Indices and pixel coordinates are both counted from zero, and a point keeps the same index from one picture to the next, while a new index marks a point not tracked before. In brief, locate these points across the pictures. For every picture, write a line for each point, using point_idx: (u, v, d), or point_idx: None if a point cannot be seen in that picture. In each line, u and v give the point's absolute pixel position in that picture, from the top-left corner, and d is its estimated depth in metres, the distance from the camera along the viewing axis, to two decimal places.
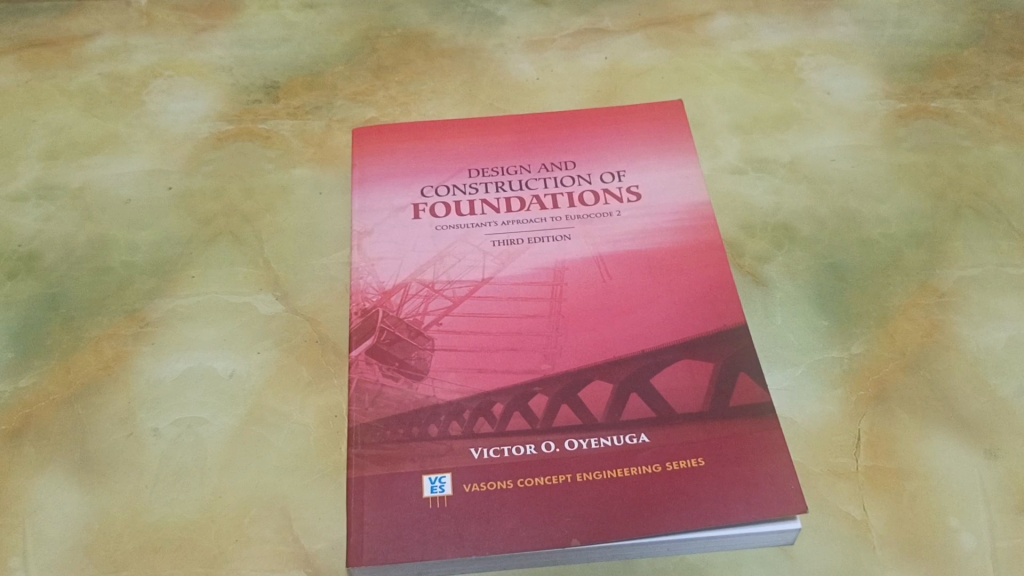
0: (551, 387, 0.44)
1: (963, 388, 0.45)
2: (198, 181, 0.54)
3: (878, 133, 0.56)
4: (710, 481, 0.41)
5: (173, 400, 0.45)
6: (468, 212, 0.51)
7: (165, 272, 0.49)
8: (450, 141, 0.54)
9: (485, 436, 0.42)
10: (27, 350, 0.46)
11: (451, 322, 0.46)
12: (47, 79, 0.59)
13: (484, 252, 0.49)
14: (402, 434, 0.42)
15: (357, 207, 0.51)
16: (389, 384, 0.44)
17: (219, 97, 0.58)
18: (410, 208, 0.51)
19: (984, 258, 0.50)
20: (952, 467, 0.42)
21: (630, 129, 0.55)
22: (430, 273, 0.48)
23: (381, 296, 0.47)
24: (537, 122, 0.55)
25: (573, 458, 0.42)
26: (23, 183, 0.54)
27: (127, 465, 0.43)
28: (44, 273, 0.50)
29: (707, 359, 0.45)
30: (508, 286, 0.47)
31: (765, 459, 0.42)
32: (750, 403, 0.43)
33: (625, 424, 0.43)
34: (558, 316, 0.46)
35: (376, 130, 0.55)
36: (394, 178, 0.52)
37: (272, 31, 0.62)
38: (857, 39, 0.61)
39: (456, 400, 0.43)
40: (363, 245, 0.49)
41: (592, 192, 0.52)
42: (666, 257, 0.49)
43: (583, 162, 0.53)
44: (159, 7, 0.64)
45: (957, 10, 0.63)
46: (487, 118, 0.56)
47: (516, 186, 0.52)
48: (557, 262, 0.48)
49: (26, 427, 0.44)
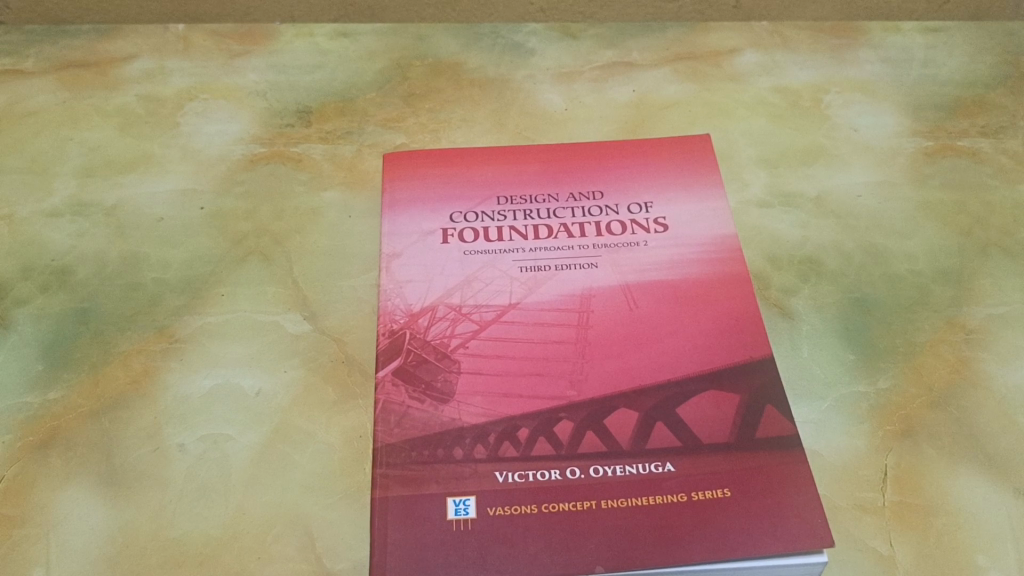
0: (577, 414, 0.44)
1: (990, 426, 0.44)
2: (230, 201, 0.54)
3: (905, 170, 0.56)
4: (735, 513, 0.41)
5: (199, 416, 0.45)
6: (496, 238, 0.51)
7: (195, 290, 0.50)
8: (480, 168, 0.55)
9: (510, 460, 0.42)
10: (57, 362, 0.47)
11: (477, 346, 0.46)
12: (85, 99, 0.61)
13: (511, 278, 0.49)
14: (427, 455, 0.42)
15: (385, 231, 0.52)
16: (415, 406, 0.44)
17: (253, 120, 0.59)
18: (439, 232, 0.51)
19: (1012, 296, 0.49)
20: (979, 505, 0.42)
21: (658, 160, 0.55)
22: (458, 297, 0.48)
23: (409, 318, 0.48)
24: (566, 153, 0.56)
25: (598, 484, 0.41)
26: (57, 199, 0.55)
27: (152, 479, 0.43)
28: (76, 287, 0.50)
29: (733, 390, 0.45)
30: (535, 311, 0.48)
31: (791, 490, 0.41)
32: (776, 436, 0.43)
33: (651, 453, 0.42)
34: (585, 343, 0.46)
35: (407, 156, 0.56)
36: (423, 203, 0.53)
37: (306, 58, 0.63)
38: (883, 77, 0.62)
39: (482, 423, 0.43)
40: (392, 268, 0.50)
41: (619, 222, 0.52)
42: (693, 288, 0.49)
43: (611, 192, 0.53)
44: (197, 32, 0.65)
45: (983, 51, 0.63)
46: (517, 147, 0.57)
47: (544, 214, 0.52)
48: (584, 290, 0.49)
49: (53, 440, 0.44)
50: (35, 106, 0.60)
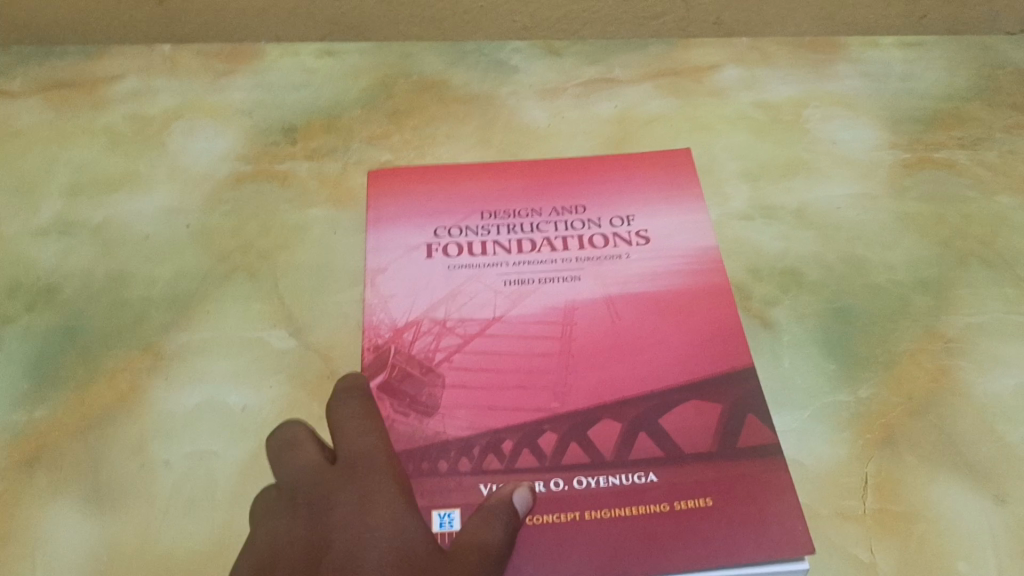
0: (560, 425, 0.44)
1: (970, 434, 0.45)
2: (216, 219, 0.55)
3: (884, 182, 0.57)
4: (718, 521, 0.41)
5: (185, 432, 0.45)
6: (480, 253, 0.52)
7: (181, 307, 0.50)
8: (464, 184, 0.56)
9: (494, 473, 0.43)
10: (44, 380, 0.47)
11: (462, 360, 0.47)
12: (72, 118, 0.61)
13: (495, 291, 0.50)
14: (412, 469, 0.43)
15: (371, 245, 0.52)
16: (400, 420, 0.44)
17: (239, 138, 0.60)
18: (424, 247, 0.52)
19: (990, 305, 0.50)
20: (960, 512, 0.42)
21: (640, 174, 0.56)
22: (442, 311, 0.49)
23: (393, 333, 0.48)
24: (549, 167, 0.57)
25: (582, 496, 0.42)
26: (44, 218, 0.55)
27: (138, 496, 0.43)
28: (63, 305, 0.50)
29: (715, 400, 0.45)
30: (518, 324, 0.48)
31: (774, 498, 0.42)
32: (758, 444, 0.44)
33: (634, 463, 0.43)
34: (568, 355, 0.47)
35: (393, 172, 0.57)
36: (407, 218, 0.53)
37: (293, 77, 0.64)
38: (862, 91, 0.63)
39: (467, 436, 0.44)
40: (376, 284, 0.50)
41: (602, 235, 0.52)
42: (675, 300, 0.49)
43: (594, 206, 0.54)
44: (183, 52, 0.66)
45: (960, 65, 0.64)
46: (501, 162, 0.57)
47: (528, 229, 0.53)
48: (567, 302, 0.49)
49: (39, 457, 0.44)
50: (23, 126, 0.60)
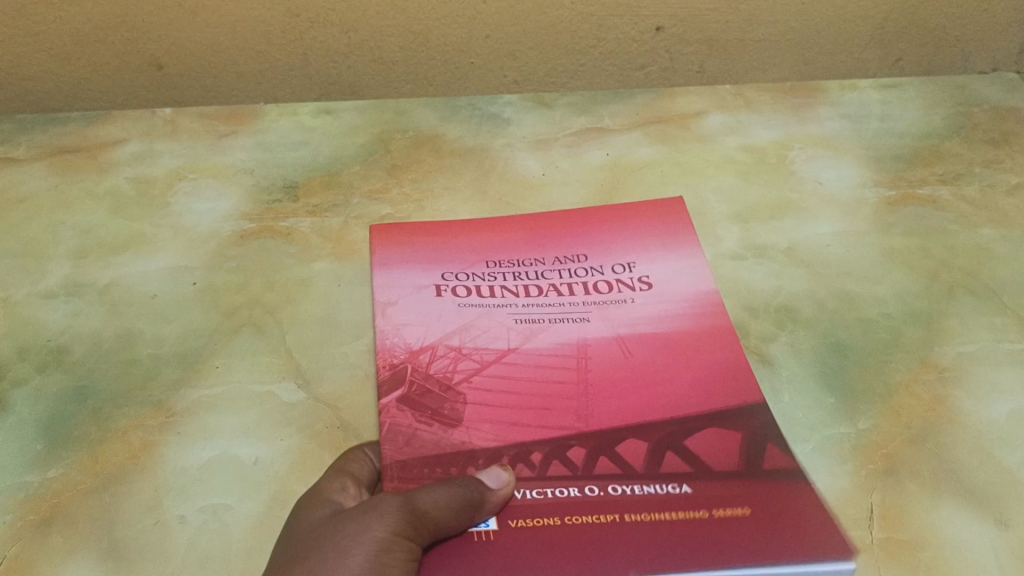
0: (587, 441, 0.45)
1: (969, 461, 0.46)
2: (222, 276, 0.56)
3: (870, 219, 0.59)
4: (748, 529, 0.40)
5: (199, 487, 0.45)
6: (489, 294, 0.53)
7: (190, 363, 0.51)
8: (464, 236, 0.57)
9: (527, 479, 0.43)
10: (56, 441, 0.47)
11: (481, 381, 0.48)
12: (76, 183, 0.62)
13: (507, 328, 0.51)
14: (440, 473, 0.44)
15: (379, 283, 0.55)
16: (424, 429, 0.46)
17: (241, 197, 0.61)
18: (433, 287, 0.54)
19: (979, 334, 0.52)
20: (966, 537, 0.42)
21: (637, 225, 0.57)
22: (457, 340, 0.51)
23: (410, 354, 0.50)
24: (548, 219, 0.58)
25: (619, 501, 0.42)
26: (52, 281, 0.56)
27: (154, 551, 0.43)
28: (74, 366, 0.51)
29: (731, 427, 0.45)
30: (532, 356, 0.49)
31: (801, 509, 0.41)
32: (789, 466, 0.44)
33: (668, 475, 0.43)
34: (585, 384, 0.48)
35: (393, 227, 0.58)
36: (415, 261, 0.56)
37: (291, 136, 0.66)
38: (844, 132, 0.65)
39: (495, 447, 0.45)
40: (387, 312, 0.53)
41: (606, 282, 0.54)
42: (683, 339, 0.50)
43: (595, 255, 0.56)
44: (184, 115, 0.68)
45: (936, 105, 0.67)
46: (501, 216, 0.59)
47: (532, 275, 0.54)
48: (579, 340, 0.50)
49: (54, 517, 0.44)
50: (28, 192, 0.62)
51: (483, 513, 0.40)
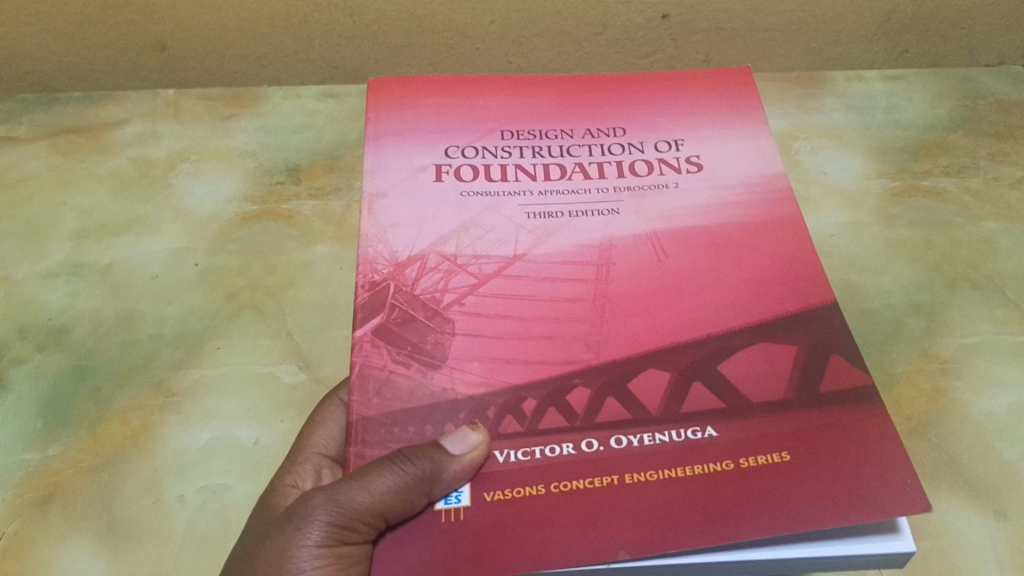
0: (594, 379, 0.39)
1: (968, 451, 0.46)
2: (223, 258, 0.56)
3: (873, 211, 0.58)
4: (801, 478, 0.36)
5: (197, 468, 0.45)
6: (499, 178, 0.47)
7: (191, 345, 0.51)
8: (478, 98, 0.52)
9: (511, 437, 0.38)
10: (56, 420, 0.47)
11: (474, 303, 0.42)
12: (78, 164, 0.63)
13: (516, 224, 0.45)
14: (411, 433, 0.39)
15: (369, 166, 0.48)
16: (399, 371, 0.40)
17: (244, 179, 0.61)
18: (432, 169, 0.48)
19: (981, 327, 0.51)
20: (962, 529, 0.43)
21: (691, 97, 0.52)
22: (453, 245, 0.45)
23: (394, 268, 0.44)
24: (580, 85, 0.53)
25: (624, 457, 0.37)
26: (53, 261, 0.56)
27: (152, 531, 0.43)
28: (74, 345, 0.51)
29: (789, 342, 0.40)
30: (543, 263, 0.44)
31: (870, 452, 0.36)
32: (843, 387, 0.38)
33: (688, 417, 0.38)
34: (604, 300, 0.42)
35: (395, 79, 0.53)
36: (416, 135, 0.49)
37: (294, 119, 0.65)
38: (848, 124, 0.65)
39: (480, 395, 0.39)
40: (374, 208, 0.46)
41: (644, 162, 0.48)
42: (733, 234, 0.45)
43: (634, 130, 0.50)
44: (187, 96, 0.67)
45: (943, 96, 0.67)
46: (526, 78, 0.53)
47: (557, 152, 0.49)
48: (603, 239, 0.45)
49: (53, 495, 0.44)
50: (30, 172, 0.62)
51: (441, 489, 0.36)
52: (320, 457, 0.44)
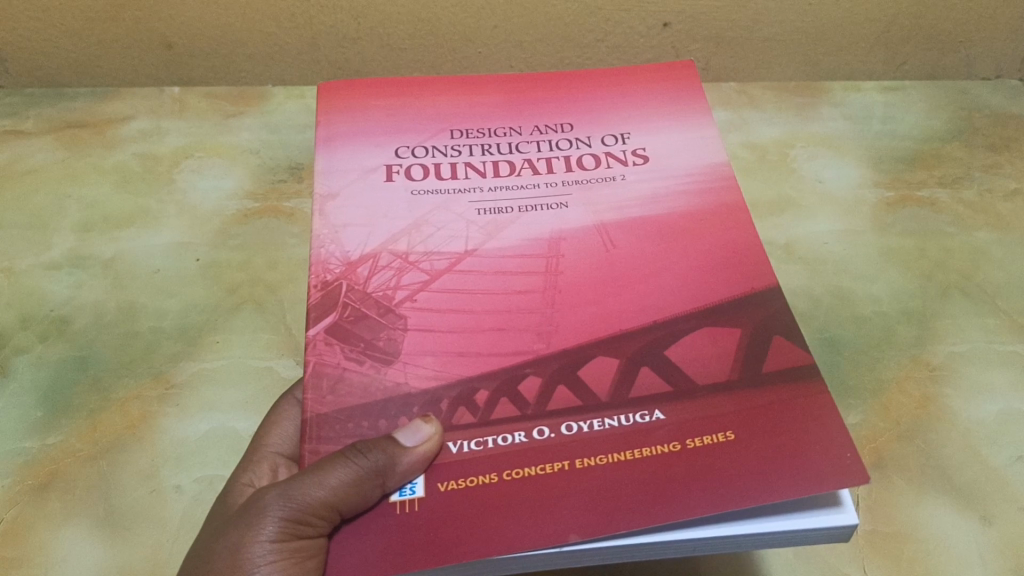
0: (545, 368, 0.39)
1: (956, 456, 0.46)
2: (225, 253, 0.57)
3: (868, 219, 0.59)
4: (748, 456, 0.35)
5: (195, 458, 0.46)
6: (450, 177, 0.47)
7: (191, 338, 0.52)
8: (430, 100, 0.51)
9: (464, 428, 0.37)
10: (56, 409, 0.48)
11: (427, 298, 0.42)
12: (83, 158, 0.63)
13: (467, 221, 0.45)
14: (366, 427, 0.38)
15: (321, 169, 0.47)
16: (352, 368, 0.39)
17: (247, 176, 0.62)
18: (382, 169, 0.47)
19: (972, 335, 0.52)
20: (949, 532, 0.43)
21: (635, 89, 0.52)
22: (405, 243, 0.44)
23: (346, 268, 0.43)
24: (527, 82, 0.53)
25: (573, 443, 0.36)
26: (57, 252, 0.57)
27: (150, 520, 0.44)
28: (75, 336, 0.52)
29: (732, 325, 0.40)
30: (494, 256, 0.43)
31: (814, 427, 0.36)
32: (788, 367, 0.38)
33: (636, 402, 0.37)
34: (554, 291, 0.42)
35: (344, 84, 0.52)
36: (368, 136, 0.49)
37: (298, 117, 0.66)
38: (845, 133, 0.66)
39: (432, 388, 0.38)
40: (326, 210, 0.45)
41: (592, 156, 0.48)
42: (677, 222, 0.44)
43: (582, 125, 0.50)
44: (192, 93, 0.67)
45: (940, 108, 0.67)
46: (473, 78, 0.53)
47: (506, 149, 0.48)
48: (552, 232, 0.44)
49: (52, 482, 0.45)
50: (35, 164, 0.63)
51: (394, 481, 0.35)
52: (277, 455, 0.45)
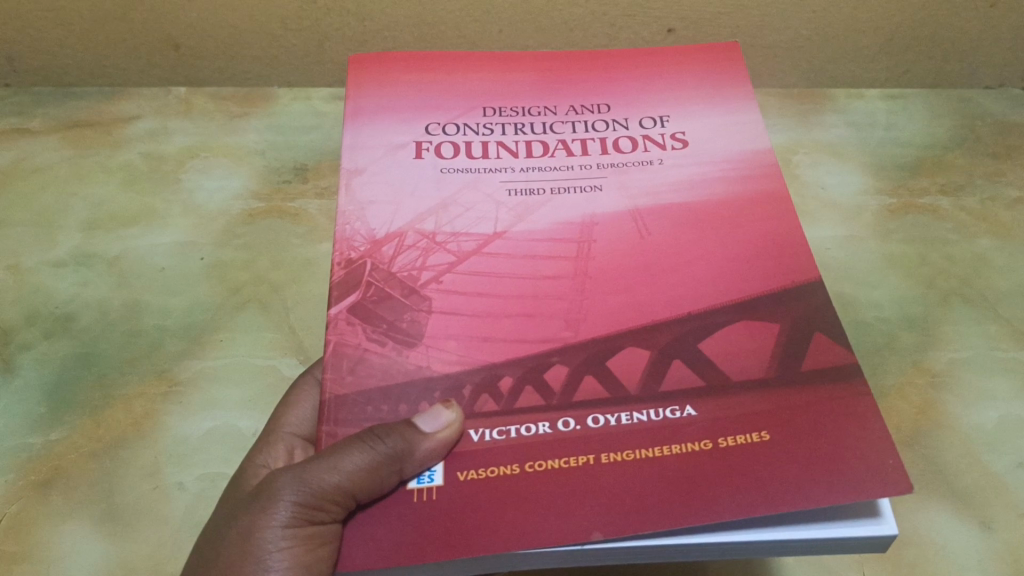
0: (572, 357, 0.38)
1: (956, 462, 0.47)
2: (229, 252, 0.57)
3: (870, 225, 0.59)
4: (780, 458, 0.34)
5: (197, 456, 0.46)
6: (481, 155, 0.46)
7: (194, 336, 0.52)
8: (464, 75, 0.51)
9: (488, 415, 0.37)
10: (60, 405, 0.48)
11: (452, 281, 0.41)
12: (89, 157, 0.64)
13: (497, 202, 0.44)
14: (386, 411, 0.38)
15: (349, 144, 0.47)
16: (374, 350, 0.39)
17: (251, 176, 0.62)
18: (412, 146, 0.47)
19: (973, 342, 0.52)
20: (948, 538, 0.44)
21: (676, 71, 0.51)
22: (432, 222, 0.43)
23: (371, 245, 0.43)
24: (563, 61, 0.52)
25: (600, 437, 0.36)
26: (62, 250, 0.57)
27: (151, 516, 0.44)
28: (79, 333, 0.52)
29: (771, 320, 0.39)
30: (523, 240, 0.43)
31: (852, 432, 0.35)
32: (827, 365, 0.37)
33: (667, 396, 0.37)
34: (583, 278, 0.41)
35: (377, 58, 0.52)
36: (397, 112, 0.48)
37: (303, 119, 0.66)
38: (848, 139, 0.66)
39: (455, 372, 0.38)
40: (353, 185, 0.45)
41: (629, 139, 0.47)
42: (716, 209, 0.44)
43: (619, 107, 0.49)
44: (198, 94, 0.68)
45: (942, 116, 0.68)
46: (509, 55, 0.52)
47: (540, 129, 0.47)
48: (585, 216, 0.44)
49: (54, 478, 0.45)
50: (41, 163, 0.63)
51: (411, 468, 0.35)
52: (293, 437, 0.45)
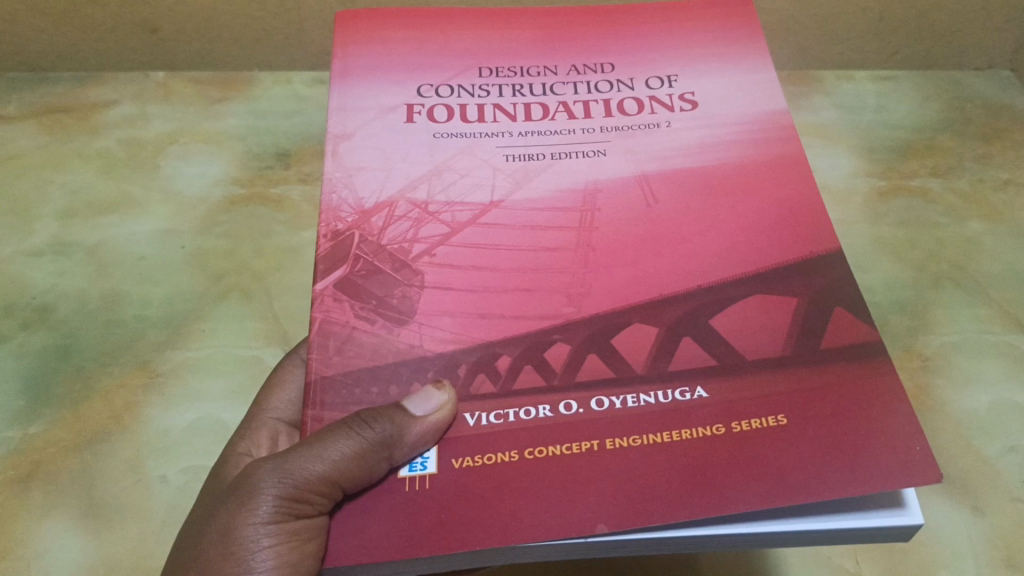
0: (574, 335, 0.37)
1: (948, 446, 0.46)
2: (210, 240, 0.56)
3: (861, 209, 0.59)
4: (797, 444, 0.34)
5: (181, 448, 0.45)
6: (477, 119, 0.45)
7: (176, 326, 0.51)
8: (457, 33, 0.49)
9: (484, 398, 0.36)
10: (39, 399, 0.47)
11: (446, 253, 0.40)
12: (67, 144, 0.62)
13: (494, 167, 0.43)
14: (375, 394, 0.37)
15: (335, 106, 0.45)
16: (363, 328, 0.38)
17: (232, 162, 0.61)
18: (404, 109, 0.46)
19: (964, 325, 0.52)
20: (940, 523, 0.43)
21: (682, 30, 0.49)
22: (424, 191, 0.42)
23: (359, 216, 0.42)
24: (560, 16, 0.50)
25: (606, 420, 0.35)
26: (39, 239, 0.56)
27: (134, 511, 0.43)
28: (57, 324, 0.51)
29: (785, 295, 0.38)
30: (522, 209, 0.42)
31: (867, 416, 0.34)
32: (846, 345, 0.36)
33: (675, 377, 0.36)
34: (587, 250, 0.40)
35: (366, 13, 0.50)
36: (387, 73, 0.47)
37: (284, 103, 0.65)
38: (837, 122, 0.65)
39: (450, 351, 0.37)
40: (340, 151, 0.44)
41: (635, 100, 0.46)
42: (727, 175, 0.43)
43: (624, 66, 0.48)
44: (177, 78, 0.66)
45: (931, 98, 0.67)
46: (506, 10, 0.50)
47: (539, 91, 0.46)
48: (588, 182, 0.43)
49: (34, 472, 0.44)
50: (17, 150, 0.62)
51: (402, 454, 0.34)
52: (277, 421, 0.45)
